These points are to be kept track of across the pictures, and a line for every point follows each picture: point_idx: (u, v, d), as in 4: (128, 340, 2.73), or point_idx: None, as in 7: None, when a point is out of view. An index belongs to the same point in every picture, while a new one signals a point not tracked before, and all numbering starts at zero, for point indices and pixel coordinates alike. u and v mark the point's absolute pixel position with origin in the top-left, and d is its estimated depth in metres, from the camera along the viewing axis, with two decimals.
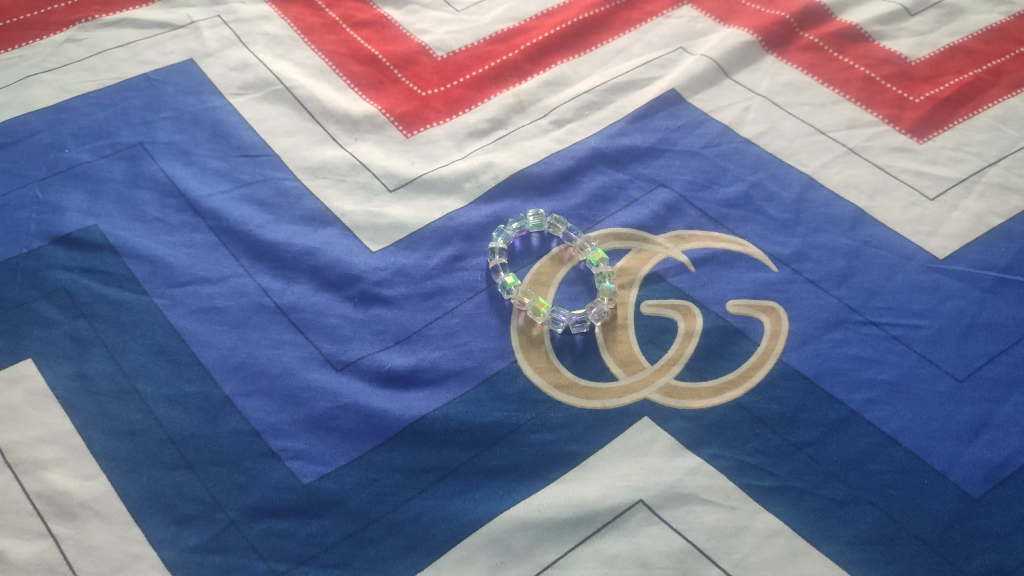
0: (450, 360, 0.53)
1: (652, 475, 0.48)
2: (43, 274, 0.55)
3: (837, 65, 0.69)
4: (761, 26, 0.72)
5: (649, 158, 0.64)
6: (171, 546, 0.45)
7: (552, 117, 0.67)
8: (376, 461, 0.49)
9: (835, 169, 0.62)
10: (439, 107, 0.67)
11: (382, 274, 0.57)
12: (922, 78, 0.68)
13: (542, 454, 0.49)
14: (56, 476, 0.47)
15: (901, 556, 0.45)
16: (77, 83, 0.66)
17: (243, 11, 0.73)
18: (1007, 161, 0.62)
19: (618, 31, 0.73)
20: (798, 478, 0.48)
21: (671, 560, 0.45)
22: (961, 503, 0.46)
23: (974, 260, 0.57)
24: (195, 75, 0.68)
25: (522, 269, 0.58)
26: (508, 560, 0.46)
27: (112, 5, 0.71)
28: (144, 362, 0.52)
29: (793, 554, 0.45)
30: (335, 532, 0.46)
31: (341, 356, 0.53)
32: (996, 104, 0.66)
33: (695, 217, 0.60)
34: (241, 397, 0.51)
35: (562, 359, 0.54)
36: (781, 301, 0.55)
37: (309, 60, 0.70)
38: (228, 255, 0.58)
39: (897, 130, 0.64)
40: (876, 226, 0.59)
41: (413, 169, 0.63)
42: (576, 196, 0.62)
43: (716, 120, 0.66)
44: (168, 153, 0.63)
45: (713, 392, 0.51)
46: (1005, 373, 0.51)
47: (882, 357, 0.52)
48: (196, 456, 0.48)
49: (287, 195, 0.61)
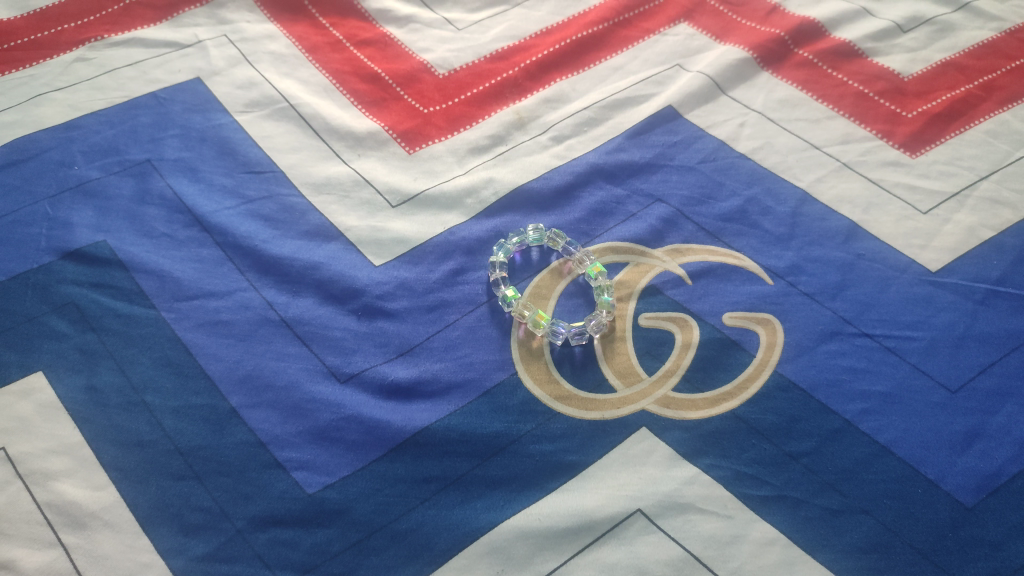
0: (451, 372, 0.54)
1: (650, 484, 0.49)
2: (53, 289, 0.56)
3: (831, 81, 0.71)
4: (757, 44, 0.73)
5: (646, 173, 0.65)
6: (178, 556, 0.46)
7: (551, 134, 0.68)
8: (379, 472, 0.50)
9: (829, 183, 0.63)
10: (441, 123, 0.69)
11: (385, 287, 0.58)
12: (915, 94, 0.69)
13: (542, 465, 0.50)
14: (66, 487, 0.48)
15: (894, 564, 0.46)
16: (87, 102, 0.67)
17: (248, 30, 0.74)
18: (999, 176, 0.63)
19: (616, 49, 0.75)
20: (794, 487, 0.48)
21: (668, 568, 0.46)
22: (953, 512, 0.47)
23: (966, 272, 0.58)
24: (201, 93, 0.69)
25: (521, 282, 0.60)
26: (508, 568, 0.46)
27: (121, 25, 0.73)
28: (151, 374, 0.53)
29: (789, 562, 0.46)
30: (339, 541, 0.47)
31: (345, 368, 0.54)
32: (988, 119, 0.67)
33: (692, 231, 0.61)
34: (246, 409, 0.52)
35: (561, 371, 0.55)
36: (776, 314, 0.56)
37: (313, 78, 0.72)
38: (234, 269, 0.59)
39: (890, 145, 0.66)
40: (870, 239, 0.60)
41: (415, 185, 0.64)
42: (575, 210, 0.63)
43: (712, 136, 0.67)
44: (176, 170, 0.64)
45: (710, 403, 0.52)
46: (997, 383, 0.52)
47: (876, 368, 0.53)
48: (202, 467, 0.49)
49: (291, 210, 0.63)
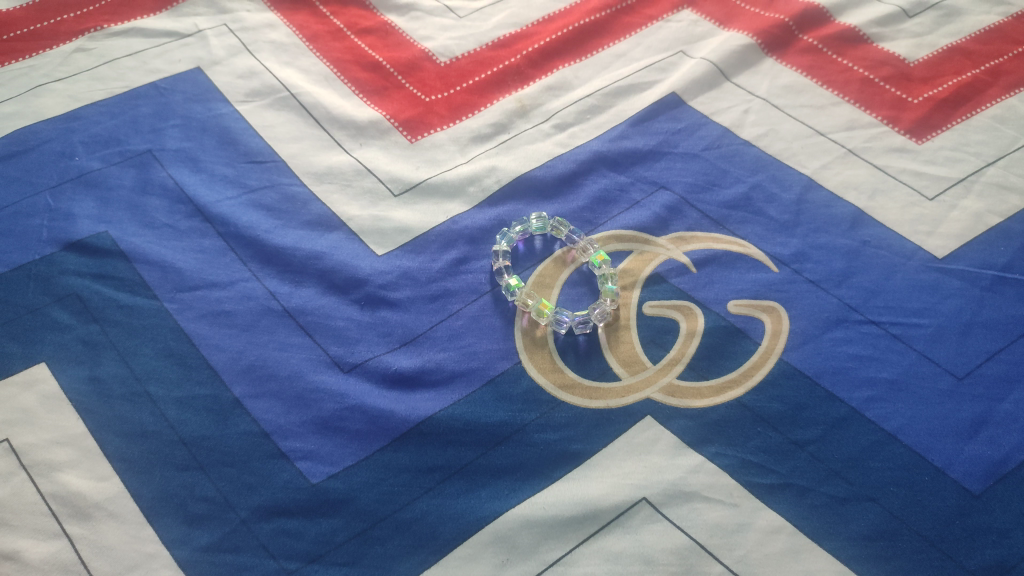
0: (456, 361, 0.54)
1: (655, 473, 0.49)
2: (56, 279, 0.56)
3: (836, 67, 0.70)
4: (761, 30, 0.72)
5: (649, 161, 0.65)
6: (183, 546, 0.46)
7: (554, 121, 0.67)
8: (383, 462, 0.50)
9: (834, 170, 0.63)
10: (442, 112, 0.68)
11: (387, 277, 0.58)
12: (921, 79, 0.68)
13: (546, 454, 0.50)
14: (70, 478, 0.48)
15: (901, 552, 0.45)
16: (87, 92, 0.67)
17: (248, 19, 0.74)
18: (1006, 161, 0.62)
19: (619, 36, 0.74)
20: (800, 475, 0.48)
21: (674, 557, 0.46)
22: (960, 500, 0.47)
23: (972, 259, 0.57)
24: (203, 83, 0.69)
25: (525, 271, 0.59)
26: (513, 558, 0.46)
27: (121, 14, 0.72)
28: (155, 365, 0.53)
29: (795, 550, 0.46)
30: (344, 531, 0.47)
31: (348, 358, 0.54)
32: (995, 104, 0.66)
33: (696, 219, 0.61)
34: (250, 399, 0.52)
35: (565, 360, 0.54)
36: (781, 301, 0.56)
37: (314, 67, 0.71)
38: (237, 260, 0.59)
39: (897, 131, 0.65)
40: (875, 226, 0.60)
41: (418, 174, 0.64)
42: (578, 198, 0.63)
43: (716, 123, 0.67)
44: (177, 160, 0.64)
45: (714, 391, 0.52)
46: (1004, 370, 0.52)
47: (882, 356, 0.53)
48: (206, 458, 0.49)
49: (294, 200, 0.62)
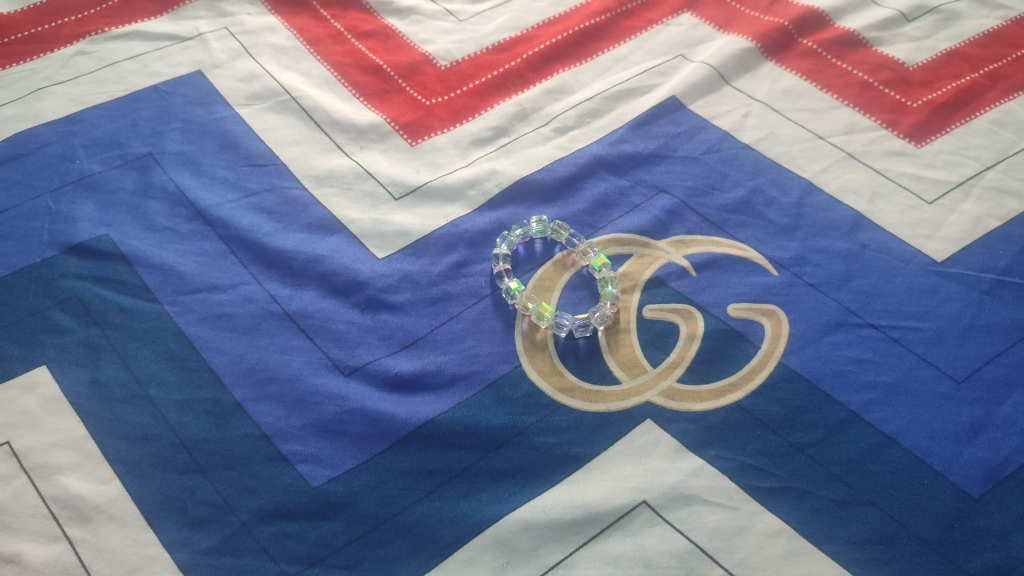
0: (456, 364, 0.54)
1: (655, 476, 0.49)
2: (56, 282, 0.56)
3: (835, 70, 0.70)
4: (761, 34, 0.73)
5: (649, 165, 0.65)
6: (183, 549, 0.46)
7: (554, 125, 0.68)
8: (383, 465, 0.50)
9: (834, 174, 0.63)
10: (443, 115, 0.68)
11: (388, 280, 0.58)
12: (920, 83, 0.69)
13: (546, 457, 0.50)
14: (71, 481, 0.48)
15: (901, 555, 0.45)
16: (88, 95, 0.67)
17: (249, 23, 0.74)
18: (1005, 165, 0.62)
19: (619, 40, 0.74)
20: (800, 478, 0.48)
21: (674, 560, 0.46)
22: (960, 503, 0.47)
23: (972, 262, 0.57)
24: (203, 86, 0.69)
25: (525, 275, 0.59)
26: (513, 561, 0.46)
27: (122, 17, 0.73)
28: (155, 368, 0.53)
29: (794, 553, 0.46)
30: (344, 534, 0.47)
31: (349, 361, 0.54)
32: (994, 108, 0.67)
33: (695, 222, 0.61)
34: (250, 402, 0.52)
35: (565, 363, 0.54)
36: (781, 305, 0.56)
37: (315, 70, 0.71)
38: (238, 263, 0.59)
39: (896, 134, 0.65)
40: (875, 229, 0.60)
41: (418, 177, 0.64)
42: (578, 202, 0.63)
43: (715, 127, 0.67)
44: (178, 163, 0.64)
45: (714, 395, 0.52)
46: (1003, 374, 0.52)
47: (882, 359, 0.53)
48: (207, 460, 0.49)
49: (294, 203, 0.62)
